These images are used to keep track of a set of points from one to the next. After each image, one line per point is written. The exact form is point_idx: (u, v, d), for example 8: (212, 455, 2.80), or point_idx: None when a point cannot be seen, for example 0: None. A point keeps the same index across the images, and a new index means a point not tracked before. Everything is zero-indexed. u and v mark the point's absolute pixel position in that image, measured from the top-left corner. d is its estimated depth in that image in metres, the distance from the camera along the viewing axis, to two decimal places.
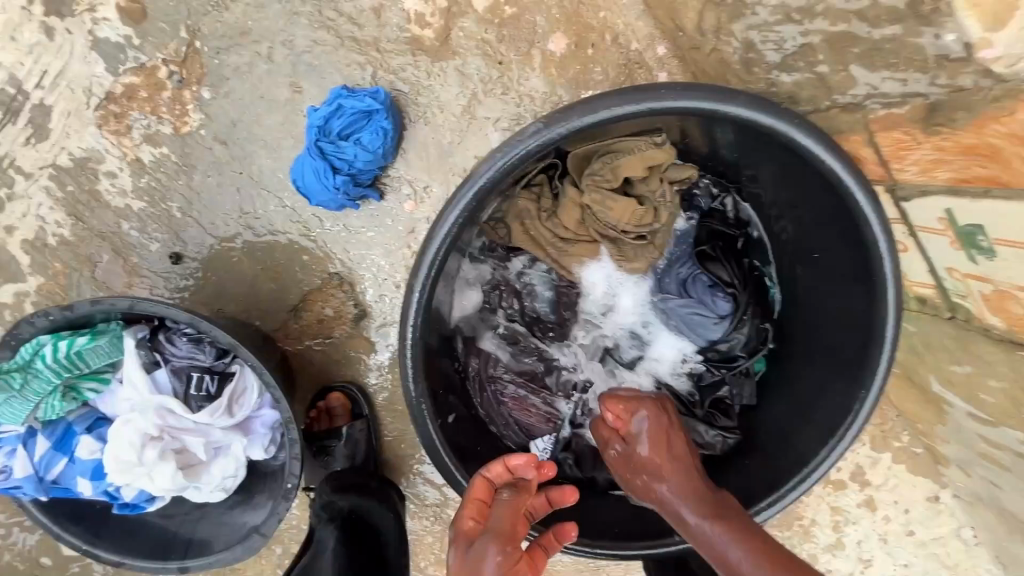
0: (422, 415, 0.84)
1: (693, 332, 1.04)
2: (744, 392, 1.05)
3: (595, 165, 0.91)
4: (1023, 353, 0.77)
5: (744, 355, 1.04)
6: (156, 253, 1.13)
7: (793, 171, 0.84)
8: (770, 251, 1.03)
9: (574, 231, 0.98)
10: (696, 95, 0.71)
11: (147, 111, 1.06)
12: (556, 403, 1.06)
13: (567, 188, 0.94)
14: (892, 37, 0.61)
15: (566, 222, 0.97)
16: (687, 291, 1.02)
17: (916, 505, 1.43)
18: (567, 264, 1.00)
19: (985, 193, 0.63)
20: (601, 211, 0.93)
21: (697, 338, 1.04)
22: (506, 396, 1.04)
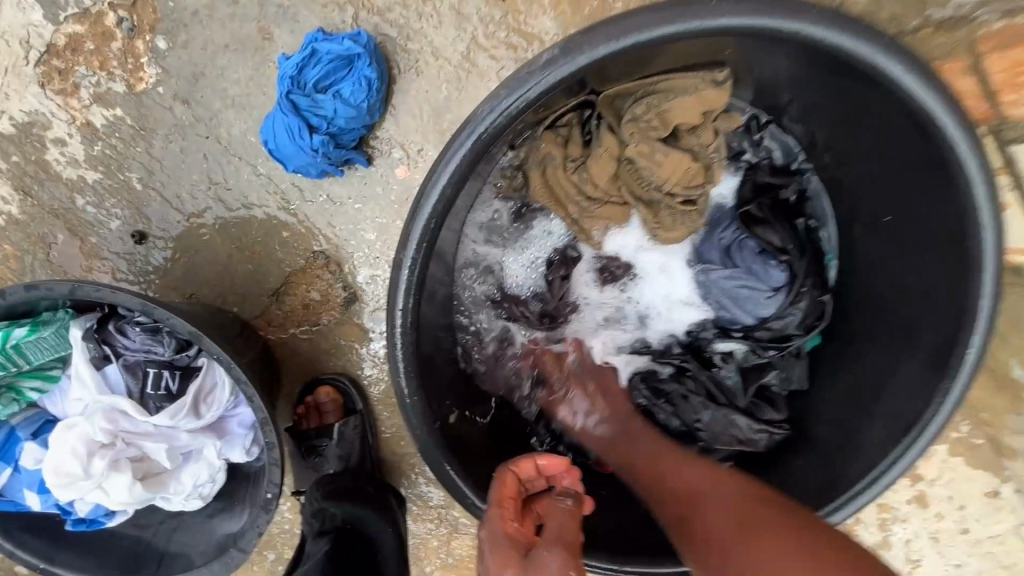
0: (412, 414, 0.70)
1: (738, 307, 0.90)
2: (793, 377, 0.92)
3: (637, 108, 0.76)
4: None
5: (799, 334, 0.89)
6: (116, 232, 0.99)
7: (866, 108, 0.70)
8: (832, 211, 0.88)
9: (603, 190, 0.83)
10: (754, 10, 0.56)
11: (96, 66, 0.91)
12: None
13: (602, 134, 0.79)
14: None
15: (596, 177, 0.81)
16: (732, 258, 0.89)
17: (973, 501, 1.28)
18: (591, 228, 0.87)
19: None
20: (645, 165, 0.79)
21: (742, 315, 0.90)
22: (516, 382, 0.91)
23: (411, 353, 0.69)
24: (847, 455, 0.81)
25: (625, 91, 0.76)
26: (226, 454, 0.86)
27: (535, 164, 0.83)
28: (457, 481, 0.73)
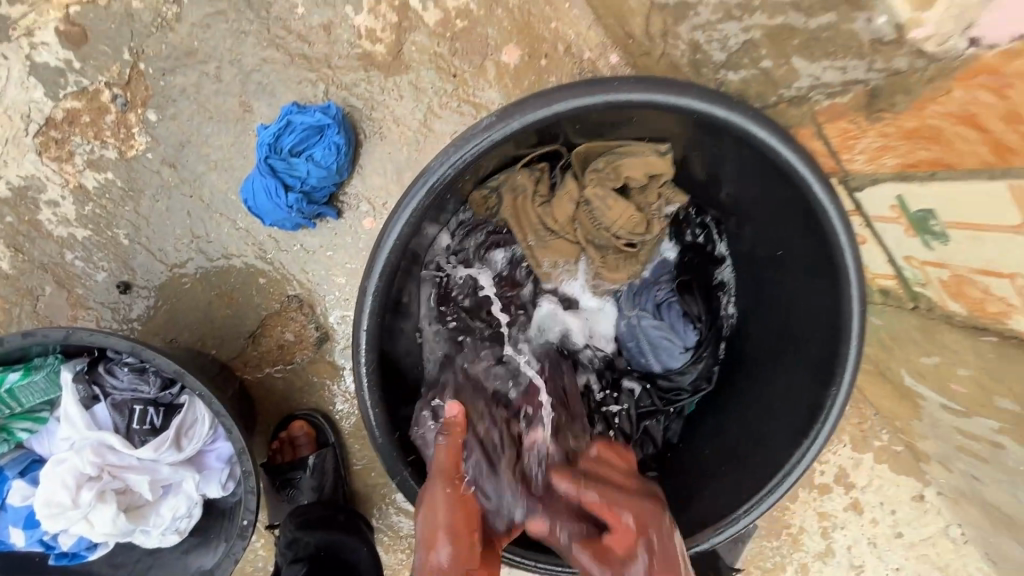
0: (374, 424, 0.79)
1: (655, 355, 1.03)
2: (671, 428, 1.05)
3: (598, 163, 0.88)
4: (988, 337, 0.76)
5: (688, 391, 1.04)
6: (102, 283, 1.08)
7: (744, 163, 0.81)
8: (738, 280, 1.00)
9: (562, 226, 0.95)
10: (650, 88, 0.70)
11: (90, 136, 1.02)
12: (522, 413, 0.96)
13: (567, 179, 0.92)
14: (828, 26, 0.61)
15: (557, 214, 0.94)
16: (663, 314, 1.03)
17: (903, 505, 1.40)
18: (542, 257, 0.98)
19: (932, 176, 0.63)
20: (600, 209, 0.91)
21: (655, 361, 1.04)
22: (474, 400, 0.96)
23: (376, 369, 0.79)
24: (757, 461, 0.90)
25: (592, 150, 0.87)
26: (204, 489, 0.92)
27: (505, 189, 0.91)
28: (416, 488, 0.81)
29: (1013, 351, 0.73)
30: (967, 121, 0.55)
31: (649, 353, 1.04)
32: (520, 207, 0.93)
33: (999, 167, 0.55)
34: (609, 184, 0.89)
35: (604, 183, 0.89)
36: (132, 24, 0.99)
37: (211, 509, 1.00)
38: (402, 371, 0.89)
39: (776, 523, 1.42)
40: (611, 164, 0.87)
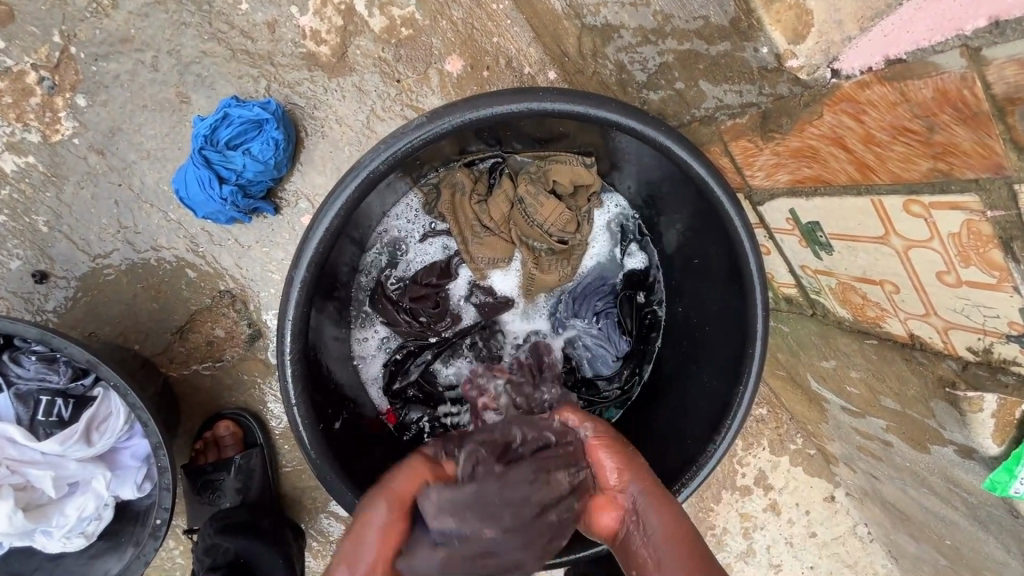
0: (296, 420, 0.78)
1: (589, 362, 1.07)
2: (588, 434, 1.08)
3: (531, 167, 0.95)
4: (871, 340, 0.85)
5: (614, 398, 1.08)
6: (16, 272, 1.03)
7: (665, 173, 0.87)
8: (663, 285, 1.04)
9: (497, 224, 0.98)
10: (571, 98, 0.76)
11: (12, 118, 0.98)
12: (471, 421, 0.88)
13: (502, 181, 0.97)
14: (724, 53, 0.68)
15: (493, 212, 0.97)
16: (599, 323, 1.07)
17: (815, 506, 1.50)
18: (477, 255, 0.99)
19: (816, 191, 0.70)
20: (532, 206, 0.95)
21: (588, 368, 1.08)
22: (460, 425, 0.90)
23: (301, 360, 0.79)
24: (676, 456, 0.94)
25: (529, 157, 0.95)
26: (116, 490, 0.89)
27: (443, 181, 0.96)
28: (337, 484, 0.80)
29: (890, 353, 0.82)
30: (838, 142, 0.62)
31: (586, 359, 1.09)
32: (457, 203, 0.96)
33: (863, 184, 0.63)
34: (539, 185, 0.94)
35: (535, 183, 0.94)
36: (64, 7, 0.96)
37: (124, 510, 0.95)
38: (328, 366, 0.89)
39: (701, 525, 1.48)
40: (544, 168, 0.93)
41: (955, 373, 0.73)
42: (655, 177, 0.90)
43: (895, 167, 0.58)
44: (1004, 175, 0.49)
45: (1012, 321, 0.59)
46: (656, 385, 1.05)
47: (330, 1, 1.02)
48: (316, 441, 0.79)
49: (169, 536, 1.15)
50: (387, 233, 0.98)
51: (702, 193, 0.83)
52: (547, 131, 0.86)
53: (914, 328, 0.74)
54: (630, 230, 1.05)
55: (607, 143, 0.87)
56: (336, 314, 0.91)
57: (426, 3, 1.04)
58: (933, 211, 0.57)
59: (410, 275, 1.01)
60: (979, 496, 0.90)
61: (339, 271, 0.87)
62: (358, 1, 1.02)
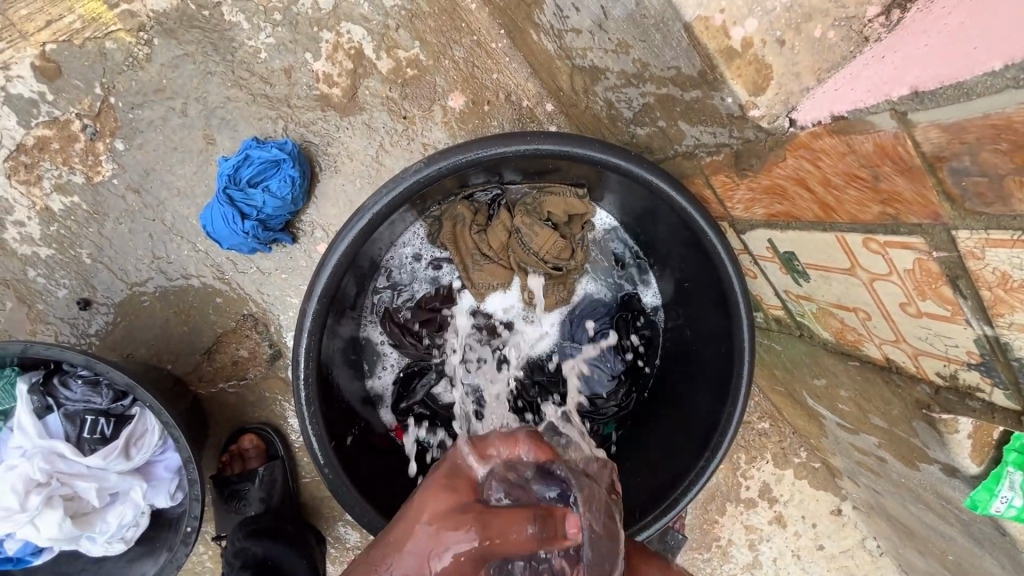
0: (311, 439, 0.86)
1: (588, 382, 1.11)
2: None
3: (527, 199, 1.01)
4: (854, 362, 0.88)
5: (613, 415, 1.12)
6: (63, 300, 1.13)
7: (653, 206, 0.92)
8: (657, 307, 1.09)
9: (496, 252, 1.05)
10: (558, 141, 0.82)
11: (59, 162, 1.09)
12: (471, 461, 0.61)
13: (500, 212, 1.03)
14: (696, 99, 0.73)
15: (492, 241, 1.04)
16: (596, 345, 1.11)
17: (822, 519, 1.51)
18: (478, 281, 1.06)
19: (788, 225, 0.75)
20: (528, 236, 1.02)
21: (587, 388, 1.11)
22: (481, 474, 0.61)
23: (315, 383, 0.86)
24: (669, 471, 0.98)
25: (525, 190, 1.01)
26: (152, 499, 0.98)
27: (445, 215, 1.02)
28: (349, 494, 0.87)
29: (872, 375, 0.85)
30: (801, 183, 0.67)
31: (580, 379, 1.11)
32: (458, 233, 1.03)
33: (827, 222, 0.67)
34: (534, 216, 1.01)
35: (530, 215, 1.01)
36: (104, 62, 1.06)
37: (158, 518, 1.04)
38: (339, 386, 0.96)
39: (706, 536, 1.51)
40: (539, 201, 1.00)
41: (930, 397, 0.75)
42: (644, 208, 0.95)
43: (851, 209, 0.62)
44: (942, 222, 0.53)
45: (969, 350, 0.62)
46: (653, 403, 1.09)
47: (341, 46, 1.10)
48: (329, 457, 0.86)
49: (199, 541, 1.24)
50: (394, 262, 1.05)
51: (686, 223, 0.88)
52: (540, 168, 0.92)
53: (889, 353, 0.77)
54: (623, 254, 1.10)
55: (595, 177, 0.93)
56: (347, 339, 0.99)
57: (429, 45, 1.12)
58: (888, 249, 0.61)
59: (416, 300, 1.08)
60: (969, 513, 0.92)
61: (349, 299, 0.95)
62: (367, 45, 1.10)
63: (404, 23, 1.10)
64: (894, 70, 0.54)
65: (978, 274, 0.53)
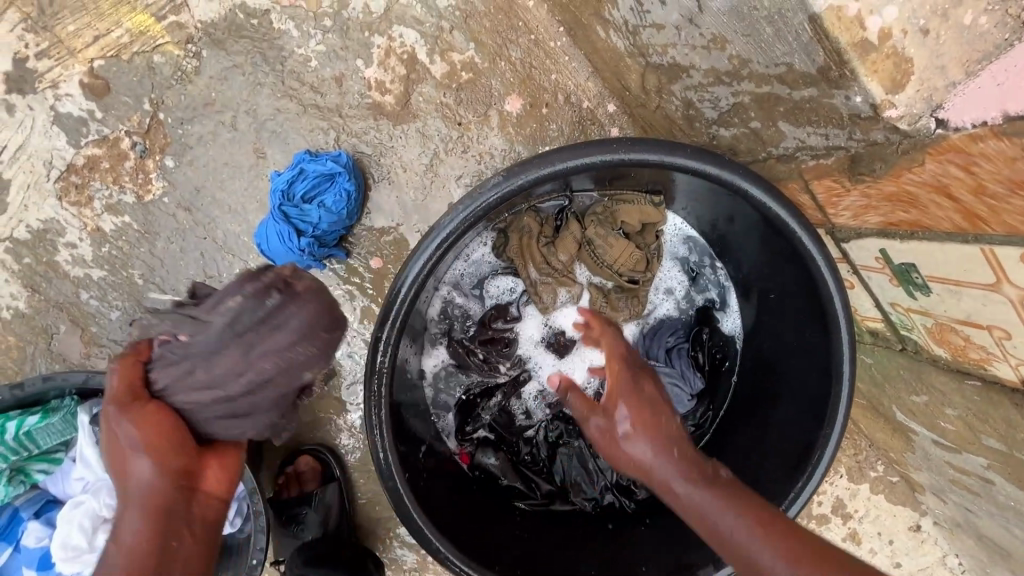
0: (386, 472, 0.81)
1: None
2: None
3: (597, 209, 0.95)
4: (973, 380, 0.80)
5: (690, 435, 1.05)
6: (116, 322, 1.10)
7: (738, 213, 0.86)
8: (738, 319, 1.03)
9: (565, 263, 0.98)
10: (652, 145, 0.75)
11: (109, 182, 1.06)
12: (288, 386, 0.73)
13: (569, 222, 0.97)
14: (810, 98, 0.65)
15: (561, 252, 0.98)
16: (672, 361, 1.05)
17: (900, 536, 1.42)
18: (543, 293, 0.99)
19: (912, 235, 0.66)
20: (602, 245, 0.96)
21: None
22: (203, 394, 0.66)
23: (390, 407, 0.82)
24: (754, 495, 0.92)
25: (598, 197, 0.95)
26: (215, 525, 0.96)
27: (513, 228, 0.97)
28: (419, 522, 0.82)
29: (997, 395, 0.77)
30: (941, 190, 0.59)
31: None
32: (525, 245, 0.97)
33: (970, 233, 0.59)
34: (607, 226, 0.96)
35: (603, 225, 0.96)
36: (152, 76, 1.03)
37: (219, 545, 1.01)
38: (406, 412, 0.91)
39: None
40: (613, 209, 0.94)
41: None
42: (727, 215, 0.88)
43: (1010, 220, 0.54)
44: None
45: None
46: (731, 421, 1.03)
47: (393, 52, 1.05)
48: (403, 490, 0.82)
49: None
50: (459, 274, 0.99)
51: (781, 232, 0.81)
52: (618, 175, 0.85)
53: None
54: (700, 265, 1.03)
55: (677, 184, 0.86)
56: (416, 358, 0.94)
57: (485, 46, 1.06)
58: None
59: (480, 315, 1.02)
60: None
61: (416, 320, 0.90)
62: (420, 49, 1.05)
63: (458, 24, 1.05)
64: None
65: None
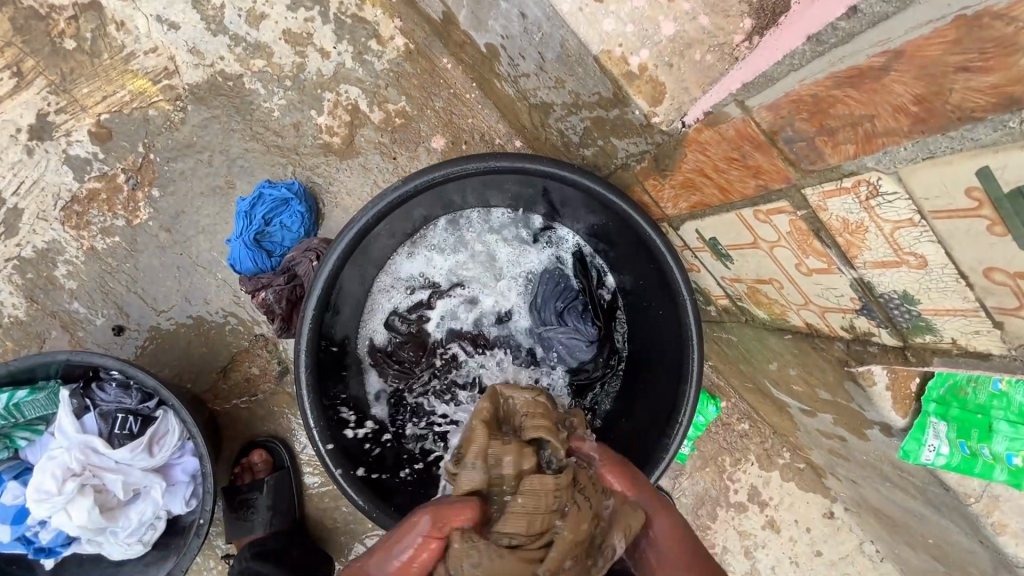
0: (316, 441, 0.98)
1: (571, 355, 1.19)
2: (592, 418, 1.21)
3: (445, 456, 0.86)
4: (787, 335, 0.99)
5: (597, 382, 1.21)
6: (100, 327, 1.30)
7: (588, 204, 1.07)
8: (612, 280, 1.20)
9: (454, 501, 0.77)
10: (512, 159, 0.97)
11: (105, 210, 1.29)
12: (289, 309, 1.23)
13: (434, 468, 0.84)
14: (618, 116, 0.90)
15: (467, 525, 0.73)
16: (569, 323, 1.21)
17: (816, 523, 1.52)
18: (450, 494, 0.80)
19: (704, 214, 0.89)
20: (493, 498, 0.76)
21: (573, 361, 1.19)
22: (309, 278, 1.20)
23: (312, 390, 0.98)
24: (641, 450, 1.08)
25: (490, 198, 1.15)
26: (166, 498, 1.08)
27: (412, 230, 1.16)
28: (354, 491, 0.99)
29: (803, 344, 0.95)
30: (702, 173, 0.82)
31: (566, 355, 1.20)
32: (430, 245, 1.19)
33: (727, 203, 0.81)
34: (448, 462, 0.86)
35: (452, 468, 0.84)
36: (146, 125, 1.29)
37: (173, 522, 1.14)
38: (337, 393, 1.09)
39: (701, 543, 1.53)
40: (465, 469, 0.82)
41: (846, 352, 0.86)
42: (582, 209, 1.10)
43: (739, 187, 0.76)
44: (793, 183, 0.67)
45: (851, 297, 0.74)
46: (632, 387, 1.17)
47: (340, 103, 1.32)
48: (336, 463, 0.99)
49: (211, 554, 1.33)
50: (388, 283, 1.20)
51: (630, 222, 1.01)
52: (500, 180, 1.06)
53: (806, 317, 0.88)
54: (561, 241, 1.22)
55: (553, 187, 1.07)
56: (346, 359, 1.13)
57: (414, 98, 1.33)
58: (771, 216, 0.74)
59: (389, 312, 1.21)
60: (920, 477, 0.98)
61: (334, 316, 1.06)
62: (362, 101, 1.32)
63: (392, 82, 1.32)
64: (764, 46, 0.74)
65: (830, 225, 0.67)
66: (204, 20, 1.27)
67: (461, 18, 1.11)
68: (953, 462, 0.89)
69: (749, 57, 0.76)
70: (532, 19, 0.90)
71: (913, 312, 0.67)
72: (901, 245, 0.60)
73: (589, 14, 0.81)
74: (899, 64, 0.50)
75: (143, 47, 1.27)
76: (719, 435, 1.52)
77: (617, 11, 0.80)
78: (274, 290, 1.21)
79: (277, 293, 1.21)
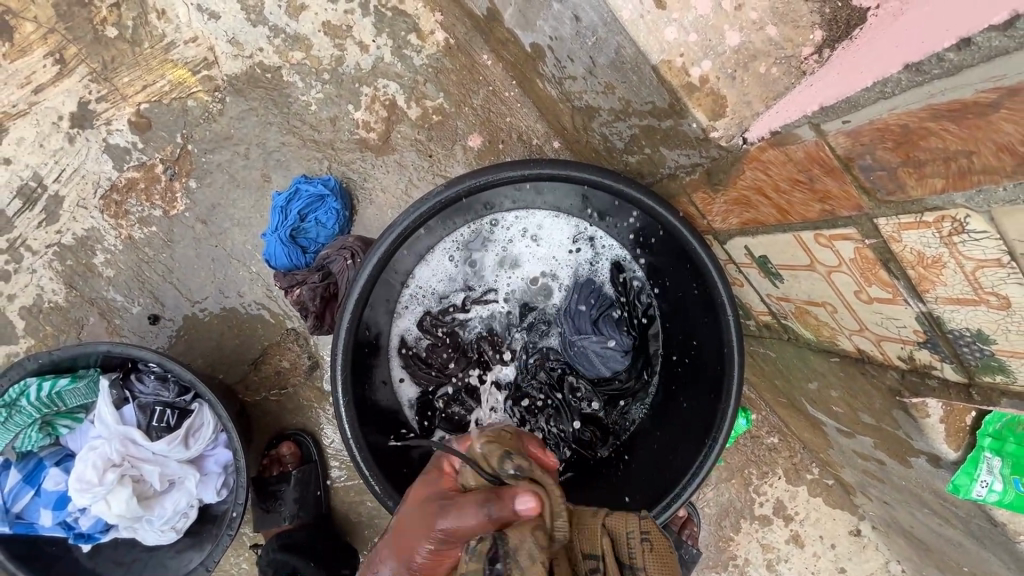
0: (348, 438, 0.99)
1: (602, 364, 1.18)
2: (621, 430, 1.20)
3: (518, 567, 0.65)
4: (834, 357, 0.95)
5: (626, 394, 1.20)
6: (136, 315, 1.31)
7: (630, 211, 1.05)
8: (648, 289, 1.18)
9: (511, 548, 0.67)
10: (557, 165, 0.94)
11: (143, 200, 1.30)
12: (323, 307, 1.23)
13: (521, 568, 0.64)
14: (671, 126, 0.87)
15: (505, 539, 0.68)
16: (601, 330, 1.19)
17: (841, 540, 1.50)
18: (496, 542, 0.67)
19: (756, 232, 0.86)
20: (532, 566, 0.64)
21: (603, 370, 1.18)
22: (343, 274, 1.20)
23: (347, 388, 0.98)
24: (669, 466, 1.07)
25: (530, 200, 1.13)
26: (200, 490, 1.09)
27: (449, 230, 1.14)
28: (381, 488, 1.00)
29: (850, 368, 0.92)
30: (760, 191, 0.79)
31: (597, 363, 1.18)
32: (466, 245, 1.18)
33: (785, 223, 0.78)
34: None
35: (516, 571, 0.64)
36: (185, 116, 1.28)
37: (204, 513, 1.16)
38: (370, 390, 1.09)
39: (723, 554, 1.51)
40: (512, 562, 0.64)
41: (900, 382, 0.83)
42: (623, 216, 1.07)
43: (800, 209, 0.73)
44: (864, 211, 0.64)
45: (915, 329, 0.70)
46: (664, 401, 1.16)
47: (377, 98, 1.29)
48: (368, 460, 1.00)
49: (239, 541, 1.36)
50: (422, 283, 1.19)
51: (672, 234, 0.98)
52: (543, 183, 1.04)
53: (859, 343, 0.85)
54: (599, 247, 1.19)
55: (594, 193, 1.05)
56: (376, 358, 1.12)
57: (452, 95, 1.31)
58: (833, 241, 0.71)
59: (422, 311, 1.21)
60: (965, 509, 0.95)
61: (370, 315, 1.06)
62: (399, 96, 1.30)
63: (430, 78, 1.30)
64: (838, 63, 0.70)
65: (902, 256, 0.63)
66: (244, 10, 1.26)
67: (507, 16, 1.08)
68: (1006, 498, 0.86)
69: (819, 73, 0.73)
70: (586, 23, 0.87)
71: (986, 352, 0.64)
72: (983, 284, 0.57)
73: (650, 22, 0.78)
74: (1012, 102, 0.46)
75: (184, 37, 1.26)
76: (747, 448, 1.49)
77: (681, 20, 0.77)
78: (308, 287, 1.22)
79: (310, 290, 1.22)
